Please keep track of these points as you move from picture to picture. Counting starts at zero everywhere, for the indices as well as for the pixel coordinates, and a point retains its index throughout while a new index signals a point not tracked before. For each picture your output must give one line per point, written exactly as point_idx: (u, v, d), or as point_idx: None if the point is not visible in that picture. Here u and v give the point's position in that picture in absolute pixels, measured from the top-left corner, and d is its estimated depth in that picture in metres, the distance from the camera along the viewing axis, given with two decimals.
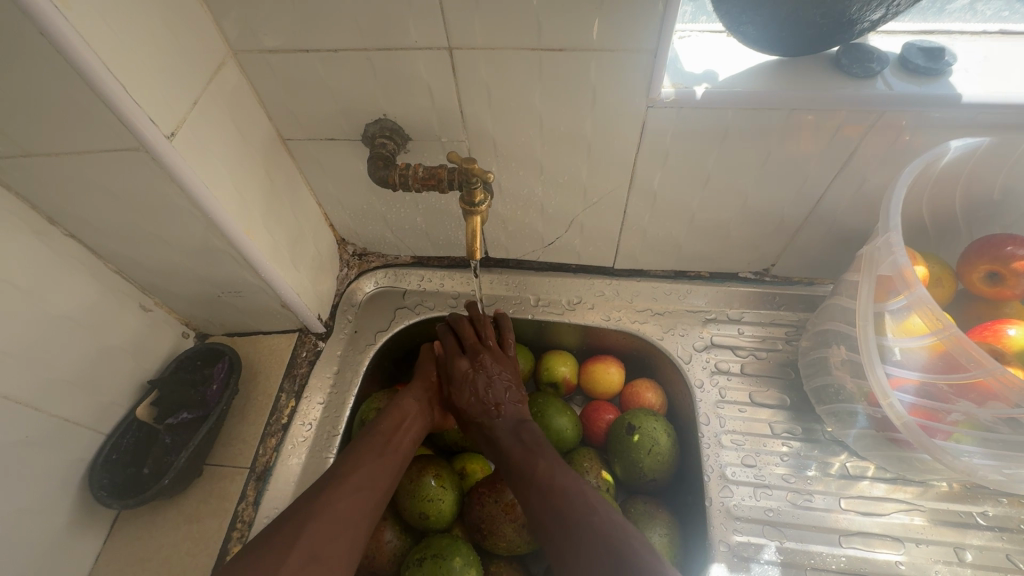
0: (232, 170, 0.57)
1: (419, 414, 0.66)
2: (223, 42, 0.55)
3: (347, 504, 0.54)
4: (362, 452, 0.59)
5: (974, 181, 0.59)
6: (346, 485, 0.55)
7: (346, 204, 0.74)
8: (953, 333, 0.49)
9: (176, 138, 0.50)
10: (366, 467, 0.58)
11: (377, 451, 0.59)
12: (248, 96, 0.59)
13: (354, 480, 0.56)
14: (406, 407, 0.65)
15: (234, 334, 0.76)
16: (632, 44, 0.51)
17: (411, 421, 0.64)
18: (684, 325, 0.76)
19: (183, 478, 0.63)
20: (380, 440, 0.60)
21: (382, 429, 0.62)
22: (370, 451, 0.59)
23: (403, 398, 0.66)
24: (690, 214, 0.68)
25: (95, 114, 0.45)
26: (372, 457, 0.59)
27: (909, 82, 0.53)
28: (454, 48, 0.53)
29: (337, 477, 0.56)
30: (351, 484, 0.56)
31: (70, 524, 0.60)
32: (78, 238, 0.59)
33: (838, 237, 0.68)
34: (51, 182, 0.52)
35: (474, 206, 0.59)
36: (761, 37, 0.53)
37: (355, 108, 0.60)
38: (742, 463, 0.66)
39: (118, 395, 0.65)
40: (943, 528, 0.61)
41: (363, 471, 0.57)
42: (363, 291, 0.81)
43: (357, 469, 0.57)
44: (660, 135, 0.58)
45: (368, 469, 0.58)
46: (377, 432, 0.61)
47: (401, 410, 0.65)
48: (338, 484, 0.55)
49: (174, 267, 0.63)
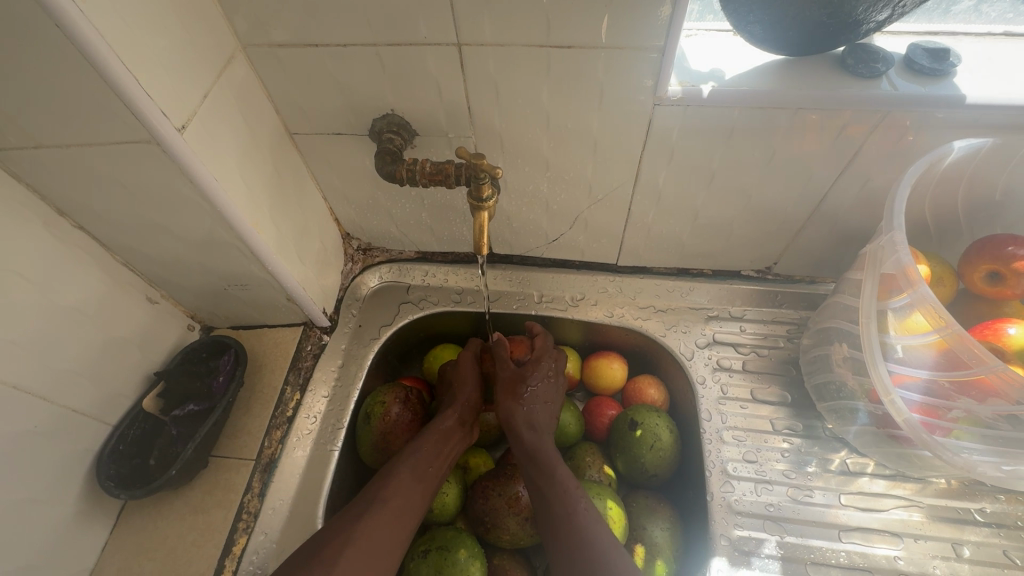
0: (241, 164, 0.57)
1: (458, 436, 0.64)
2: (233, 36, 0.55)
3: (387, 531, 0.54)
4: (402, 475, 0.58)
5: (976, 181, 0.59)
6: (385, 512, 0.55)
7: (352, 199, 0.75)
8: (955, 331, 0.50)
9: (187, 130, 0.50)
10: (406, 494, 0.57)
11: (416, 476, 0.59)
12: (257, 90, 0.60)
13: (392, 505, 0.56)
14: (446, 428, 0.64)
15: (239, 327, 0.77)
16: (641, 41, 0.51)
17: (450, 442, 0.63)
18: (686, 322, 0.77)
19: (189, 469, 0.63)
20: (420, 466, 0.60)
21: (422, 454, 0.61)
22: (409, 475, 0.59)
23: (445, 419, 0.65)
24: (693, 212, 0.69)
25: (108, 106, 0.45)
26: (411, 482, 0.58)
27: (913, 82, 0.53)
28: (463, 44, 0.53)
29: (378, 502, 0.55)
30: (392, 508, 0.56)
31: (77, 514, 0.60)
32: (86, 230, 0.59)
33: (841, 235, 0.69)
34: (62, 174, 0.52)
35: (481, 201, 0.59)
36: (767, 36, 0.54)
37: (363, 102, 0.60)
38: (744, 459, 0.66)
39: (124, 386, 0.66)
40: (941, 524, 0.62)
41: (402, 498, 0.57)
42: (367, 285, 0.81)
43: (395, 496, 0.57)
44: (666, 133, 0.59)
45: (408, 496, 0.57)
46: (418, 457, 0.60)
47: (441, 432, 0.63)
48: (376, 511, 0.55)
49: (182, 259, 0.63)
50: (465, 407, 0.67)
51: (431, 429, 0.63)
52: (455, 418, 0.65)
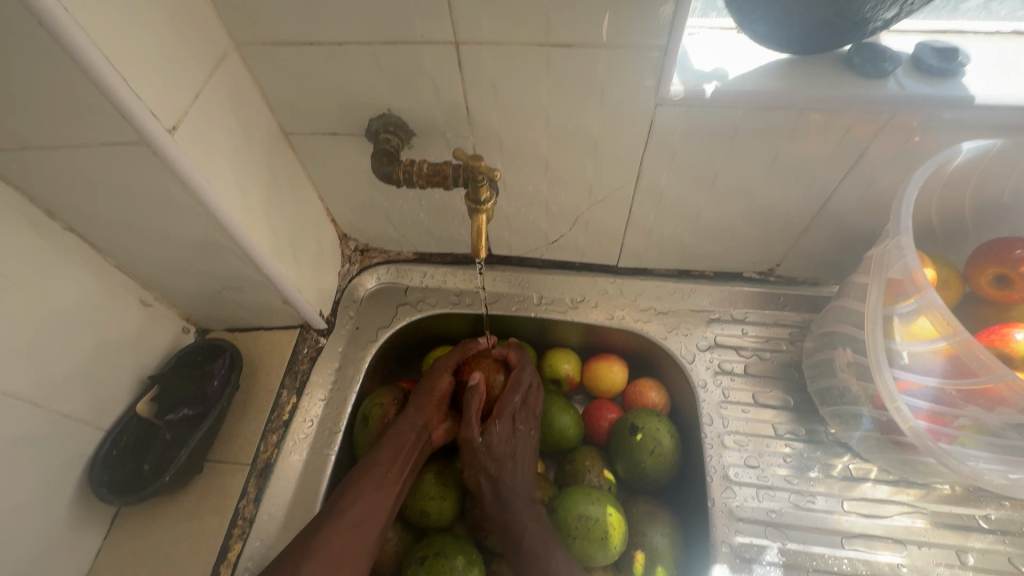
0: (234, 165, 0.56)
1: (418, 444, 0.64)
2: (226, 35, 0.54)
3: (344, 542, 0.56)
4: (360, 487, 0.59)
5: (983, 183, 0.58)
6: (342, 525, 0.56)
7: (349, 200, 0.73)
8: (963, 338, 0.49)
9: (177, 132, 0.49)
10: (366, 505, 0.58)
11: (375, 485, 0.60)
12: (251, 89, 0.58)
13: (349, 518, 0.57)
14: (406, 437, 0.63)
15: (235, 330, 0.76)
16: (642, 40, 0.50)
17: (411, 452, 0.63)
18: (687, 324, 0.76)
19: (183, 474, 0.62)
20: (380, 476, 0.60)
21: (379, 463, 0.61)
22: (368, 486, 0.59)
23: (405, 427, 0.64)
24: (695, 214, 0.67)
25: (95, 107, 0.44)
26: (370, 492, 0.59)
27: (921, 82, 0.52)
28: (461, 43, 0.52)
29: (335, 514, 0.57)
30: (349, 518, 0.57)
31: (70, 519, 0.60)
32: (78, 233, 0.58)
33: (845, 237, 0.67)
34: (52, 176, 0.51)
35: (479, 203, 0.58)
36: (772, 34, 0.52)
37: (359, 102, 0.59)
38: (745, 464, 0.66)
39: (118, 390, 0.65)
40: (945, 531, 0.61)
41: (359, 508, 0.58)
42: (365, 287, 0.80)
43: (353, 506, 0.58)
44: (668, 134, 0.58)
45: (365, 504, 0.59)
46: (378, 468, 0.61)
47: (399, 440, 0.63)
48: (333, 526, 0.56)
49: (175, 262, 0.62)
50: (425, 415, 0.66)
51: (388, 437, 0.63)
52: (414, 427, 0.64)
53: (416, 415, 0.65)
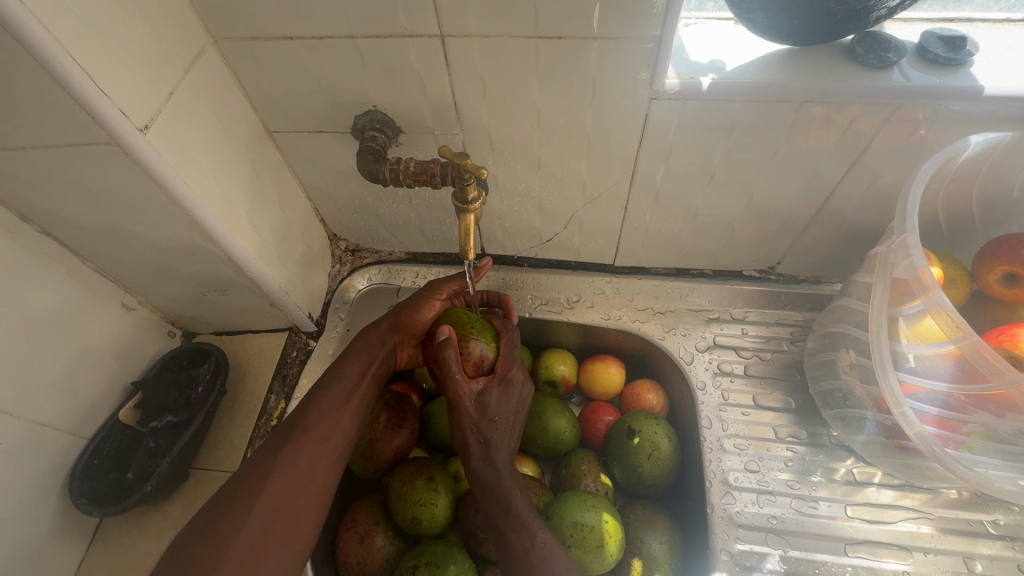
0: (214, 164, 0.54)
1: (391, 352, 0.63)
2: (203, 30, 0.52)
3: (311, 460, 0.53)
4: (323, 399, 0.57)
5: (992, 177, 0.56)
6: (307, 450, 0.54)
7: (337, 199, 0.71)
8: (972, 342, 0.47)
9: (150, 131, 0.47)
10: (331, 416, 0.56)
11: (338, 402, 0.57)
12: (231, 86, 0.57)
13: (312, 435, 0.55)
14: (374, 347, 0.62)
15: (222, 333, 0.74)
16: (635, 32, 0.48)
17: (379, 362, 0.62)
18: (685, 325, 0.74)
19: (167, 483, 0.61)
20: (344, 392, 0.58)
21: (347, 375, 0.59)
22: (333, 399, 0.57)
23: (379, 343, 0.62)
24: (693, 210, 0.65)
25: (59, 105, 0.42)
26: (336, 406, 0.57)
27: (927, 73, 0.50)
28: (446, 36, 0.50)
29: (299, 432, 0.54)
30: (313, 438, 0.54)
31: (50, 530, 0.58)
32: (54, 236, 0.57)
33: (848, 235, 0.65)
34: (23, 179, 0.49)
35: (466, 203, 0.55)
36: (772, 25, 0.50)
37: (344, 98, 0.57)
38: (746, 469, 0.64)
39: (100, 398, 0.63)
40: (952, 537, 0.59)
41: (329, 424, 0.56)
42: (355, 288, 0.78)
43: (318, 424, 0.55)
44: (663, 129, 0.56)
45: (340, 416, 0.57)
46: (345, 383, 0.58)
47: (368, 351, 0.61)
48: (302, 434, 0.54)
49: (156, 265, 0.60)
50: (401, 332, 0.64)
51: (358, 350, 0.61)
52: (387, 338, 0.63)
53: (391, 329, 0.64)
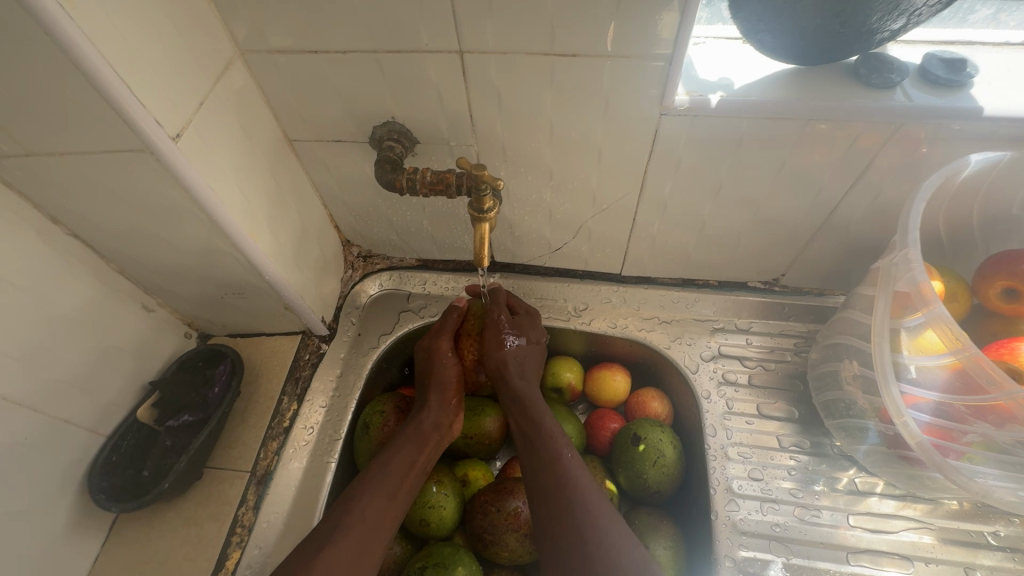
0: (237, 171, 0.56)
1: (439, 440, 0.62)
2: (231, 42, 0.54)
3: (356, 554, 0.51)
4: (370, 497, 0.55)
5: (993, 194, 0.58)
6: (348, 542, 0.51)
7: (352, 206, 0.73)
8: (971, 353, 0.48)
9: (181, 139, 0.49)
10: (382, 506, 0.55)
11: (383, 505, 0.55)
12: (256, 96, 0.59)
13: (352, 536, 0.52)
14: (423, 436, 0.61)
15: (237, 335, 0.76)
16: (647, 51, 0.50)
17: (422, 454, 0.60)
18: (691, 334, 0.75)
19: (183, 481, 0.62)
20: (390, 495, 0.56)
21: (394, 468, 0.57)
22: (380, 493, 0.55)
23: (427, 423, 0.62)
24: (699, 223, 0.67)
25: (97, 112, 0.44)
26: (381, 505, 0.55)
27: (930, 94, 0.52)
28: (465, 52, 0.52)
29: (340, 528, 0.52)
30: (358, 536, 0.52)
31: (68, 524, 0.60)
32: (81, 238, 0.59)
33: (851, 248, 0.67)
34: (56, 182, 0.51)
35: (481, 212, 0.57)
36: (779, 45, 0.52)
37: (363, 109, 0.59)
38: (749, 477, 0.65)
39: (118, 396, 0.65)
40: (953, 548, 0.60)
41: (370, 519, 0.53)
42: (367, 293, 0.80)
43: (362, 520, 0.53)
44: (673, 143, 0.57)
45: (380, 514, 0.54)
46: (389, 474, 0.57)
47: (417, 441, 0.60)
48: (344, 527, 0.52)
49: (178, 268, 0.62)
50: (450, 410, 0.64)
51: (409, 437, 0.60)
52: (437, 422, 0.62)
53: (436, 410, 0.63)
